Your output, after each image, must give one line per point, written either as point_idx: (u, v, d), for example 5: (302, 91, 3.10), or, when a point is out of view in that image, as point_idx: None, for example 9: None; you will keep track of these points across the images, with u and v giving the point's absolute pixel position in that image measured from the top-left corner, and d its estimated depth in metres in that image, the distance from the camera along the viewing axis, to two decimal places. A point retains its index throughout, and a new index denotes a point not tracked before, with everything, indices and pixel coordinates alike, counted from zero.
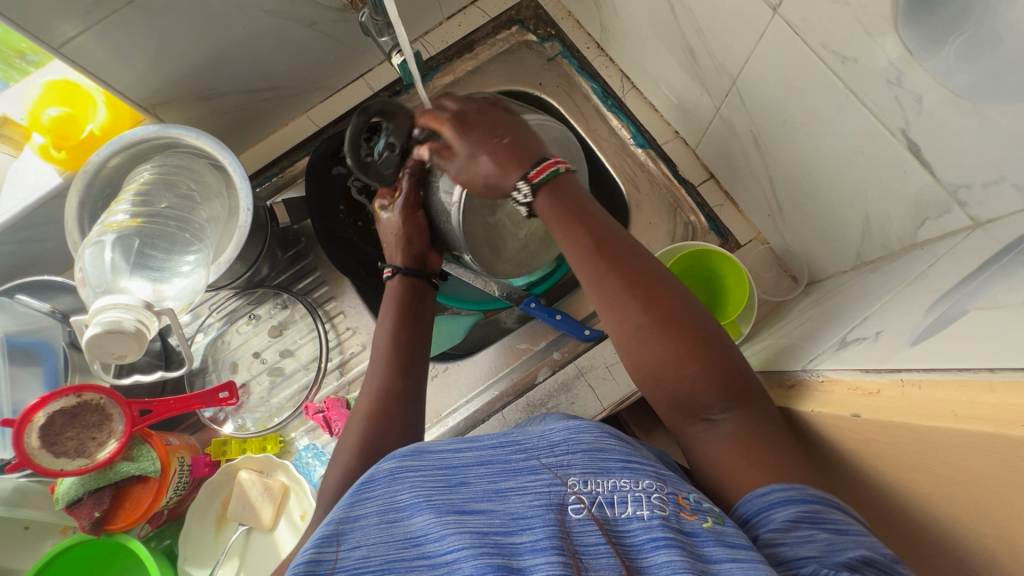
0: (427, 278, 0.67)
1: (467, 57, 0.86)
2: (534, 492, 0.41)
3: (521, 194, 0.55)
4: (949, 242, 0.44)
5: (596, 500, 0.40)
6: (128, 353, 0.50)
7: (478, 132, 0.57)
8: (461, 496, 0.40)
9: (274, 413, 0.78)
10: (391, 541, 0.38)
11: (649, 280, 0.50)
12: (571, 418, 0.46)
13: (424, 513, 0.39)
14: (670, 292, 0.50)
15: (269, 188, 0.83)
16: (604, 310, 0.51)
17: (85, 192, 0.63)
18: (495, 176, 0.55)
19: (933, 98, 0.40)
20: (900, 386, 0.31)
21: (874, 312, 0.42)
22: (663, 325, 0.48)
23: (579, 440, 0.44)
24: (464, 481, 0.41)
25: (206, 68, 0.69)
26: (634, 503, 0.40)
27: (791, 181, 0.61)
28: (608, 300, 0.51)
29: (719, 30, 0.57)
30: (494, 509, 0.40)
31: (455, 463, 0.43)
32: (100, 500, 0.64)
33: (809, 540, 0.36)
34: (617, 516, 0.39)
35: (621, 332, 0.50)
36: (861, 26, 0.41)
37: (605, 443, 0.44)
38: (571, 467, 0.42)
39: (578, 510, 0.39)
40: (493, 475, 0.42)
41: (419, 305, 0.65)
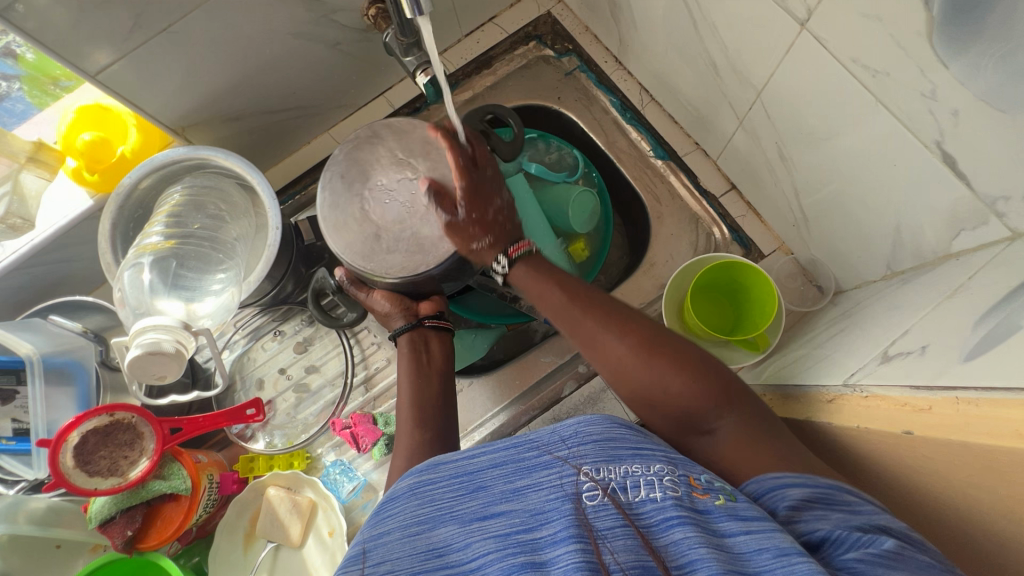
0: (422, 326, 0.67)
1: (486, 73, 0.87)
2: (550, 486, 0.41)
3: (498, 265, 0.58)
4: (986, 253, 0.44)
5: (609, 485, 0.40)
6: (168, 374, 0.50)
7: (481, 208, 0.59)
8: (480, 502, 0.41)
9: (300, 430, 0.78)
10: (416, 554, 0.38)
11: (619, 314, 0.53)
12: (580, 412, 0.46)
13: (446, 523, 0.40)
14: (639, 320, 0.52)
15: (292, 206, 0.83)
16: (587, 346, 0.53)
17: (117, 214, 0.64)
18: (480, 250, 0.59)
19: (968, 110, 0.40)
20: (955, 404, 0.30)
21: (914, 325, 0.41)
22: (642, 350, 0.50)
23: (590, 431, 0.44)
24: (481, 485, 0.42)
25: (234, 89, 0.70)
26: (647, 486, 0.40)
27: (817, 192, 0.61)
28: (588, 338, 0.53)
29: (743, 44, 0.58)
30: (512, 509, 0.40)
31: (470, 469, 0.43)
32: (132, 519, 0.65)
33: (824, 517, 0.38)
34: (632, 499, 0.39)
35: (609, 365, 0.51)
36: (892, 40, 0.42)
37: (617, 433, 0.44)
38: (584, 457, 0.42)
39: (593, 497, 0.39)
40: (508, 476, 0.43)
41: (424, 356, 0.66)
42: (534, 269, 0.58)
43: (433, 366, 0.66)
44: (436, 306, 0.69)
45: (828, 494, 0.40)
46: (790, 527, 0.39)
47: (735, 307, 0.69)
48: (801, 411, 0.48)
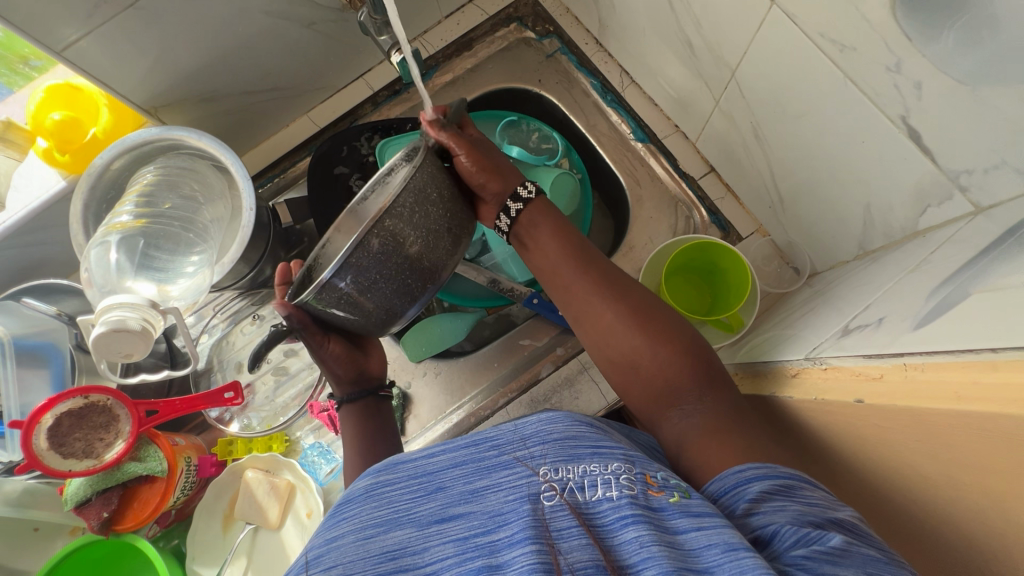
0: (374, 394, 0.63)
1: (466, 56, 0.86)
2: (509, 487, 0.41)
3: (525, 189, 0.58)
4: (950, 230, 0.44)
5: (566, 485, 0.39)
6: (135, 352, 0.50)
7: (491, 163, 0.56)
8: (438, 503, 0.41)
9: (279, 412, 0.78)
10: (368, 556, 0.37)
11: (623, 285, 0.55)
12: (543, 411, 0.47)
13: (403, 526, 0.39)
14: (641, 296, 0.55)
15: (271, 189, 0.84)
16: (584, 308, 0.56)
17: (89, 195, 0.63)
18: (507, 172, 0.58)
19: (930, 84, 0.40)
20: (904, 370, 0.30)
21: (876, 299, 0.41)
22: (639, 320, 0.53)
23: (550, 431, 0.44)
24: (440, 486, 0.42)
25: (207, 69, 0.69)
26: (604, 485, 0.39)
27: (791, 171, 0.61)
28: (586, 299, 0.55)
29: (717, 22, 0.57)
30: (471, 511, 0.40)
31: (430, 469, 0.44)
32: (109, 500, 0.65)
33: (782, 509, 0.37)
34: (588, 499, 0.38)
35: (602, 329, 0.54)
36: (859, 15, 0.41)
37: (578, 432, 0.44)
38: (545, 457, 0.42)
39: (551, 497, 0.39)
40: (467, 476, 0.42)
41: (377, 418, 0.63)
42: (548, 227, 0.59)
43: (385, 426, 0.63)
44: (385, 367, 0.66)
45: (788, 488, 0.38)
46: (746, 522, 0.37)
47: (713, 287, 0.70)
48: (768, 387, 0.48)
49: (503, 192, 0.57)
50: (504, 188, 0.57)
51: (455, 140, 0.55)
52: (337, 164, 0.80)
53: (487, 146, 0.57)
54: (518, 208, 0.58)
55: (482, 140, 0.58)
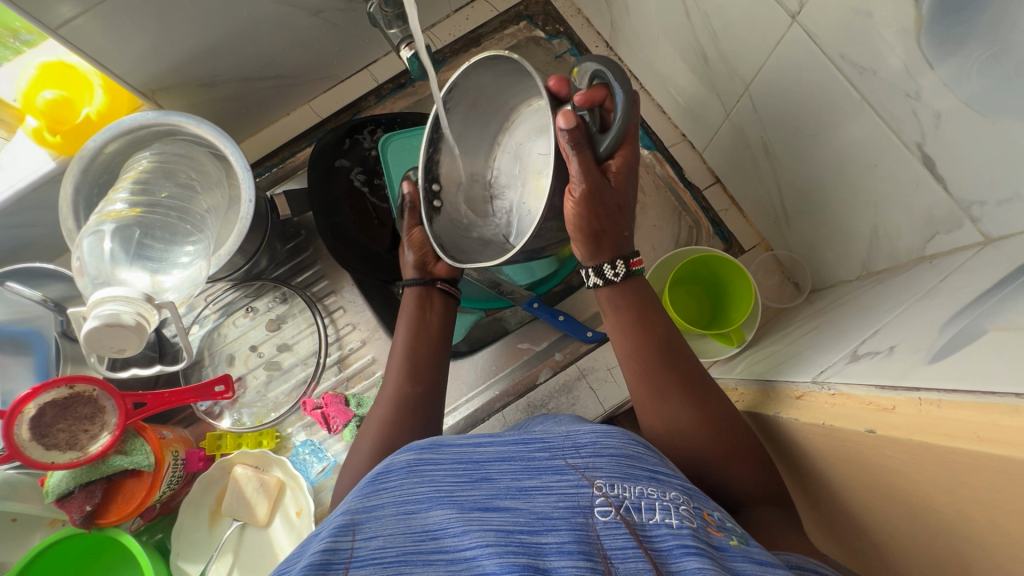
0: (430, 284, 0.66)
1: (474, 51, 0.85)
2: (559, 493, 0.39)
3: (613, 270, 0.55)
4: (958, 257, 0.44)
5: (623, 503, 0.39)
6: (128, 347, 0.48)
7: (593, 222, 0.52)
8: (484, 493, 0.38)
9: (271, 408, 0.76)
10: (408, 533, 0.35)
11: (700, 385, 0.52)
12: (598, 424, 0.46)
13: (445, 506, 0.37)
14: (720, 400, 0.52)
15: (269, 178, 0.81)
16: (653, 402, 0.53)
17: (80, 178, 0.61)
18: (599, 237, 0.54)
19: (950, 112, 0.39)
20: (918, 405, 0.30)
21: (885, 325, 0.42)
22: (716, 429, 0.50)
23: (607, 445, 0.43)
24: (486, 477, 0.40)
25: (208, 54, 0.67)
26: (662, 511, 0.39)
27: (799, 188, 0.61)
28: (657, 391, 0.52)
29: (735, 36, 0.57)
30: (518, 508, 0.38)
31: (476, 458, 0.41)
32: (92, 494, 0.63)
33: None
34: (644, 521, 0.38)
35: (670, 427, 0.51)
36: (882, 40, 0.41)
37: (633, 451, 0.44)
38: (600, 470, 0.41)
39: (606, 513, 0.38)
40: (515, 473, 0.41)
41: (426, 312, 0.65)
42: (625, 309, 0.55)
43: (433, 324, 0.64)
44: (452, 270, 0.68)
45: None
46: None
47: (714, 300, 0.70)
48: (768, 406, 0.49)
49: (586, 254, 0.55)
50: (591, 252, 0.55)
51: (580, 176, 0.49)
52: (338, 157, 0.79)
53: (613, 198, 0.52)
54: (597, 283, 0.56)
55: (613, 187, 0.52)
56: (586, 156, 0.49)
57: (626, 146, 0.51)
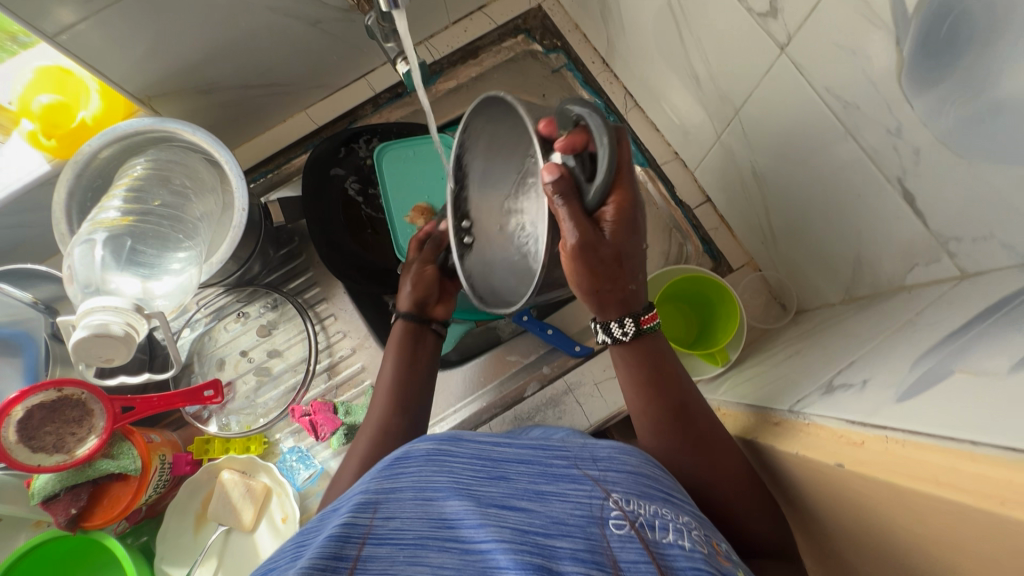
0: (426, 325, 0.67)
1: (471, 64, 0.87)
2: (575, 501, 0.39)
3: (622, 329, 0.53)
4: (935, 290, 0.45)
5: (638, 518, 0.39)
6: (116, 357, 0.49)
7: (595, 273, 0.50)
8: (501, 491, 0.38)
9: (260, 414, 0.77)
10: (426, 519, 0.34)
11: (713, 445, 0.51)
12: (616, 440, 0.47)
13: (462, 498, 0.36)
14: (736, 460, 0.50)
15: (264, 184, 0.83)
16: (668, 465, 0.53)
17: (74, 183, 0.61)
18: (602, 291, 0.52)
19: (929, 151, 0.40)
20: (885, 442, 0.31)
21: (862, 356, 0.42)
22: (729, 493, 0.50)
23: (624, 462, 0.45)
24: (503, 476, 0.39)
25: (205, 62, 0.67)
26: (676, 532, 0.40)
27: (786, 212, 0.62)
28: (671, 455, 0.52)
29: (726, 62, 0.58)
30: (535, 510, 0.37)
31: (494, 456, 0.40)
32: (78, 496, 0.64)
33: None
34: (658, 538, 0.38)
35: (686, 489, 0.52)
36: (866, 77, 0.42)
37: (649, 472, 0.45)
38: (617, 484, 0.42)
39: (620, 526, 0.38)
40: (532, 476, 0.40)
41: (417, 347, 0.65)
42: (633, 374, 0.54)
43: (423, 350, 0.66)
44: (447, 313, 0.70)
45: None
46: None
47: (702, 318, 0.71)
48: (753, 430, 0.50)
49: (593, 307, 0.53)
50: (597, 305, 0.53)
51: (569, 228, 0.47)
52: (333, 165, 0.80)
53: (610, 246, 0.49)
54: (606, 340, 0.54)
55: (612, 237, 0.49)
56: (574, 207, 0.47)
57: (622, 192, 0.49)
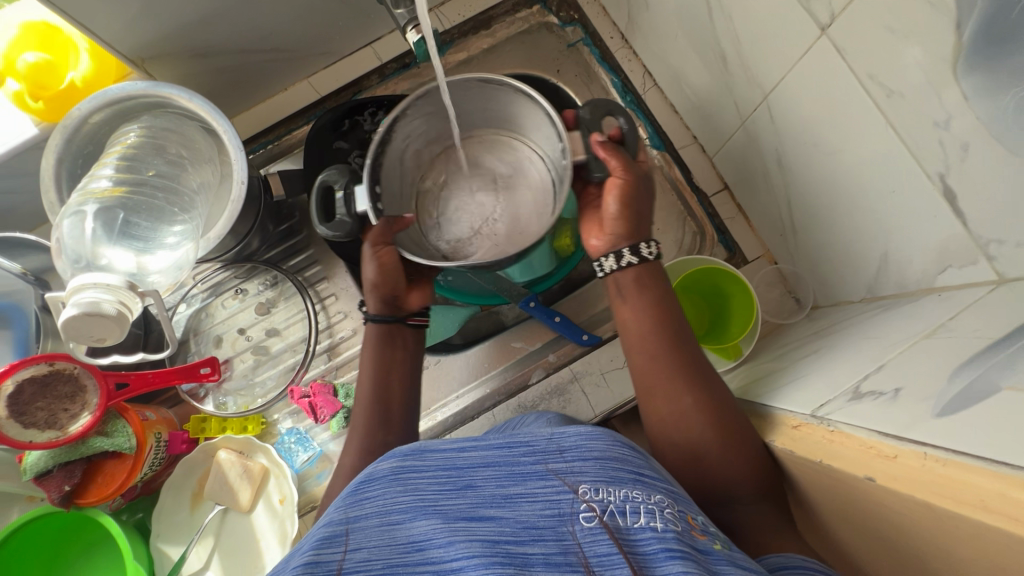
0: (402, 322, 0.63)
1: (483, 34, 0.82)
2: (545, 500, 0.37)
3: (610, 261, 0.57)
4: (969, 293, 0.43)
5: (608, 508, 0.37)
6: (109, 337, 0.48)
7: (633, 209, 0.57)
8: (468, 502, 0.37)
9: (258, 394, 0.75)
10: (393, 545, 0.33)
11: (703, 377, 0.53)
12: (582, 423, 0.43)
13: (429, 517, 0.35)
14: (721, 391, 0.52)
15: (263, 156, 0.79)
16: (654, 387, 0.53)
17: (63, 147, 0.58)
18: (631, 229, 0.58)
19: (979, 146, 0.38)
20: (922, 459, 0.29)
21: (890, 360, 0.40)
22: (710, 415, 0.50)
23: (591, 447, 0.41)
24: (471, 484, 0.38)
25: (203, 24, 0.63)
26: (647, 514, 0.37)
27: (809, 205, 0.59)
28: (658, 378, 0.53)
29: (759, 42, 0.54)
30: (503, 517, 0.36)
31: (459, 463, 0.39)
32: (71, 474, 0.62)
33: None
34: (629, 526, 0.36)
35: (669, 413, 0.52)
36: (916, 63, 0.39)
37: (620, 453, 0.41)
38: (584, 474, 0.39)
39: (589, 519, 0.36)
40: (500, 479, 0.38)
41: (397, 351, 0.62)
42: (631, 295, 0.57)
43: (405, 360, 0.62)
44: (426, 300, 0.65)
45: None
46: None
47: (715, 310, 0.70)
48: (764, 433, 0.48)
49: (622, 239, 0.57)
50: (628, 236, 0.58)
51: (622, 167, 0.56)
52: (336, 138, 0.76)
53: (646, 185, 0.58)
54: (631, 261, 0.56)
55: (645, 178, 0.59)
56: (624, 156, 0.57)
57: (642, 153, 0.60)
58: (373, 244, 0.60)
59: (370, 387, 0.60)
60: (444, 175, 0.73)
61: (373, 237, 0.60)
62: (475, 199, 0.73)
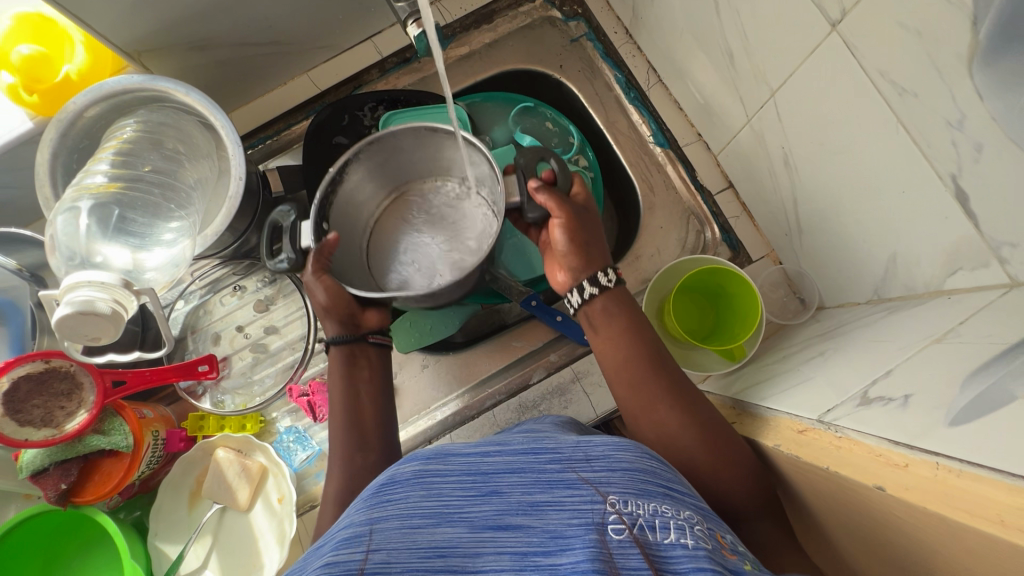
0: (362, 340, 0.62)
1: (485, 29, 0.81)
2: (573, 510, 0.36)
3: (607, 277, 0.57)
4: (980, 297, 0.42)
5: (637, 520, 0.36)
6: (103, 336, 0.47)
7: (580, 239, 0.58)
8: (494, 508, 0.36)
9: (256, 392, 0.74)
10: (415, 549, 0.32)
11: (692, 398, 0.53)
12: (610, 435, 0.43)
13: (454, 523, 0.34)
14: (704, 409, 0.52)
15: (262, 151, 0.78)
16: (642, 410, 0.53)
17: (58, 142, 0.57)
18: (587, 255, 0.58)
19: (993, 147, 0.37)
20: (934, 469, 0.29)
21: (899, 365, 0.40)
22: (703, 436, 0.50)
23: (619, 459, 0.41)
24: (496, 490, 0.37)
25: (201, 17, 0.62)
26: (677, 530, 0.36)
27: (816, 205, 0.58)
28: (647, 400, 0.53)
29: (767, 38, 0.53)
30: (531, 526, 0.35)
31: (484, 469, 0.38)
32: (67, 472, 0.61)
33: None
34: (659, 540, 0.35)
35: (661, 434, 0.51)
36: (930, 61, 0.38)
37: (647, 465, 0.41)
38: (612, 485, 0.38)
39: (619, 531, 0.35)
40: (527, 486, 0.38)
41: (362, 371, 0.61)
42: (616, 318, 0.56)
43: (372, 380, 0.62)
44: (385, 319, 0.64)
45: None
46: None
47: (718, 311, 0.69)
48: (766, 435, 0.48)
49: (581, 270, 0.57)
50: (584, 267, 0.57)
51: (557, 205, 0.58)
52: (336, 133, 0.75)
53: (587, 220, 0.60)
54: (592, 292, 0.56)
55: (585, 212, 0.60)
56: (557, 193, 0.59)
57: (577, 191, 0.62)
58: (315, 272, 0.60)
59: (342, 402, 0.59)
60: (392, 223, 0.74)
61: (309, 265, 0.60)
62: (425, 242, 0.72)
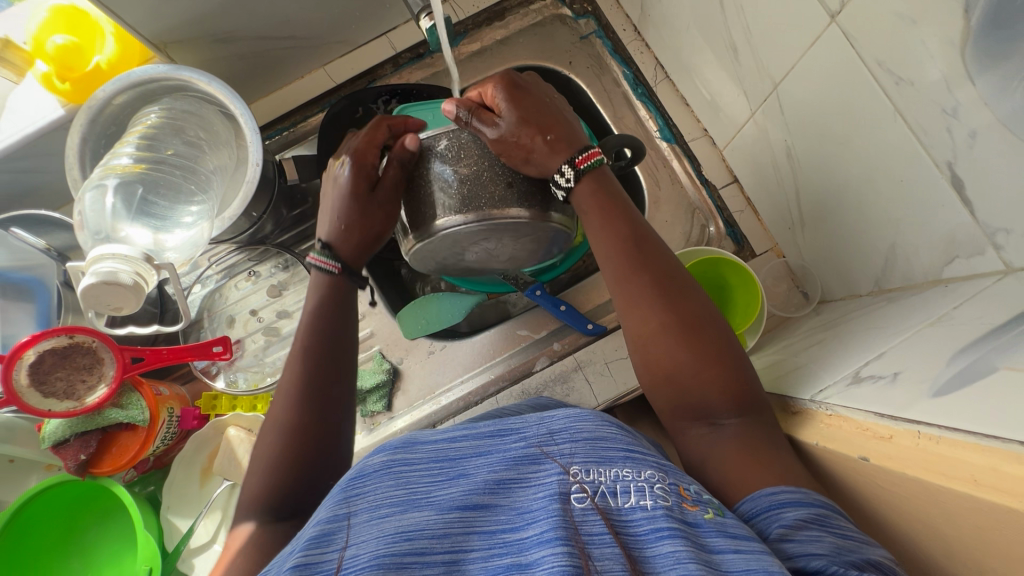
0: None
1: (496, 25, 0.84)
2: (537, 484, 0.38)
3: (563, 177, 0.50)
4: (976, 284, 0.42)
5: (598, 488, 0.37)
6: (124, 306, 0.50)
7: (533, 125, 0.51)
8: (461, 489, 0.37)
9: (267, 373, 0.77)
10: (382, 536, 0.33)
11: (679, 286, 0.49)
12: (572, 407, 0.44)
13: (421, 508, 0.35)
14: (697, 309, 0.48)
15: (279, 142, 0.81)
16: (630, 310, 0.49)
17: (88, 127, 0.60)
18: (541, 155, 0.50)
19: (986, 131, 0.37)
20: (916, 438, 0.30)
21: (892, 347, 0.40)
22: (688, 331, 0.47)
23: (580, 429, 0.42)
24: (463, 473, 0.39)
25: (224, 11, 0.65)
26: (638, 493, 0.37)
27: (818, 197, 0.59)
28: (633, 296, 0.49)
29: (769, 32, 0.54)
30: (498, 504, 0.37)
31: (450, 455, 0.40)
32: (87, 443, 0.64)
33: (817, 541, 0.34)
34: (620, 506, 0.36)
35: (644, 331, 0.48)
36: (925, 50, 0.39)
37: (608, 433, 0.42)
38: (574, 456, 0.39)
39: (581, 499, 0.36)
40: (492, 466, 0.39)
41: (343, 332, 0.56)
42: (590, 215, 0.52)
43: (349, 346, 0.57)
44: None
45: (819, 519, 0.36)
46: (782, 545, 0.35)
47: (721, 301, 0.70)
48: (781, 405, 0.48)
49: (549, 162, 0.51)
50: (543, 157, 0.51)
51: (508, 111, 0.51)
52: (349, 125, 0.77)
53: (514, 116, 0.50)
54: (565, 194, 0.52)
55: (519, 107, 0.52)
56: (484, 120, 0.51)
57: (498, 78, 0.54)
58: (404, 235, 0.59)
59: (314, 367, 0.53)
60: None
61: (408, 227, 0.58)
62: None
